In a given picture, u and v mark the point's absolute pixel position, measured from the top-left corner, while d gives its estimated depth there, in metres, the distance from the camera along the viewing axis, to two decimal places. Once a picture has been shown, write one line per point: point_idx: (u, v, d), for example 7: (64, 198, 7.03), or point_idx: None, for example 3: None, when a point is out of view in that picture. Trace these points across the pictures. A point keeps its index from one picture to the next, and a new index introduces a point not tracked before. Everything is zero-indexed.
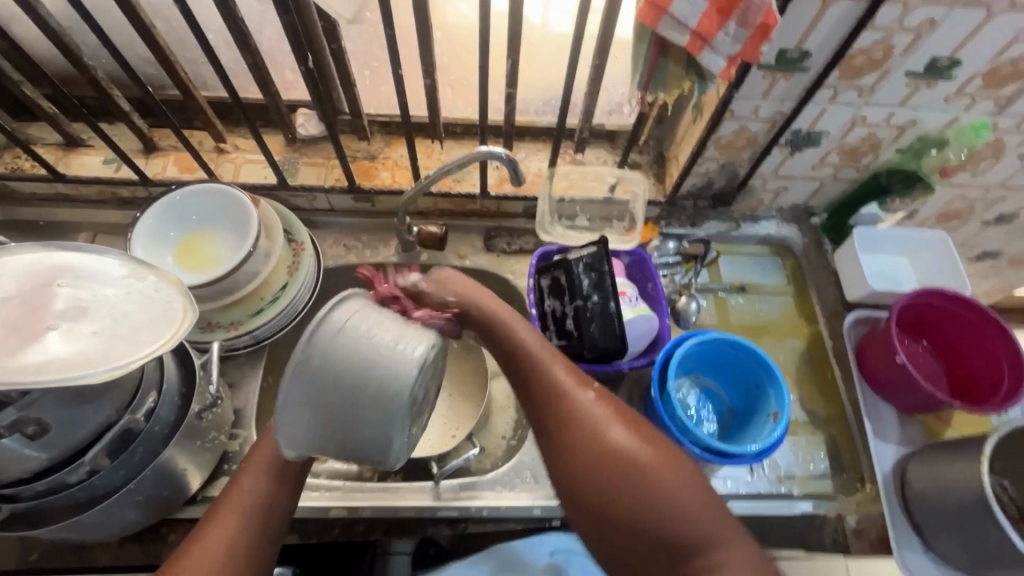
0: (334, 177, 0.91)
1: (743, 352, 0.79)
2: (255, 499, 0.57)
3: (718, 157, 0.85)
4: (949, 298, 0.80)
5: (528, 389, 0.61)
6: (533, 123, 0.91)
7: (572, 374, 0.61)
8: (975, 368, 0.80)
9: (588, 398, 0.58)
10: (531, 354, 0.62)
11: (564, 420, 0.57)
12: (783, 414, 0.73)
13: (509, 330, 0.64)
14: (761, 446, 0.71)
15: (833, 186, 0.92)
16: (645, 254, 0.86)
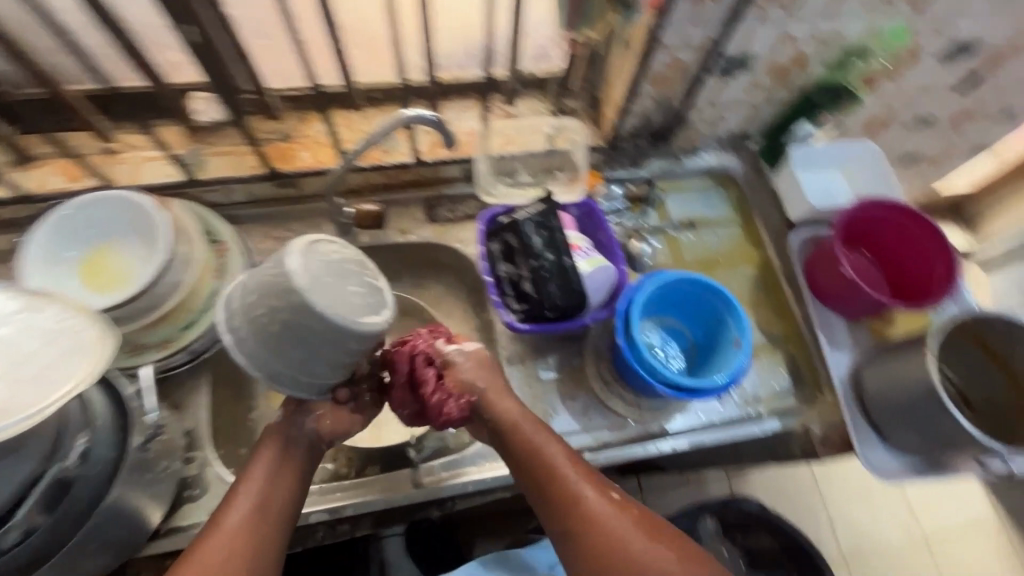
0: (249, 163, 0.83)
1: (700, 289, 0.80)
2: (258, 498, 0.61)
3: (653, 92, 0.83)
4: (886, 207, 0.82)
5: (547, 495, 0.63)
6: (460, 79, 0.85)
7: (591, 483, 0.64)
8: (914, 272, 0.84)
9: (607, 505, 0.62)
10: (548, 461, 0.64)
11: (589, 530, 0.61)
12: (744, 341, 0.75)
13: (526, 443, 0.66)
14: (727, 374, 0.73)
15: (767, 108, 0.91)
16: (594, 204, 0.83)
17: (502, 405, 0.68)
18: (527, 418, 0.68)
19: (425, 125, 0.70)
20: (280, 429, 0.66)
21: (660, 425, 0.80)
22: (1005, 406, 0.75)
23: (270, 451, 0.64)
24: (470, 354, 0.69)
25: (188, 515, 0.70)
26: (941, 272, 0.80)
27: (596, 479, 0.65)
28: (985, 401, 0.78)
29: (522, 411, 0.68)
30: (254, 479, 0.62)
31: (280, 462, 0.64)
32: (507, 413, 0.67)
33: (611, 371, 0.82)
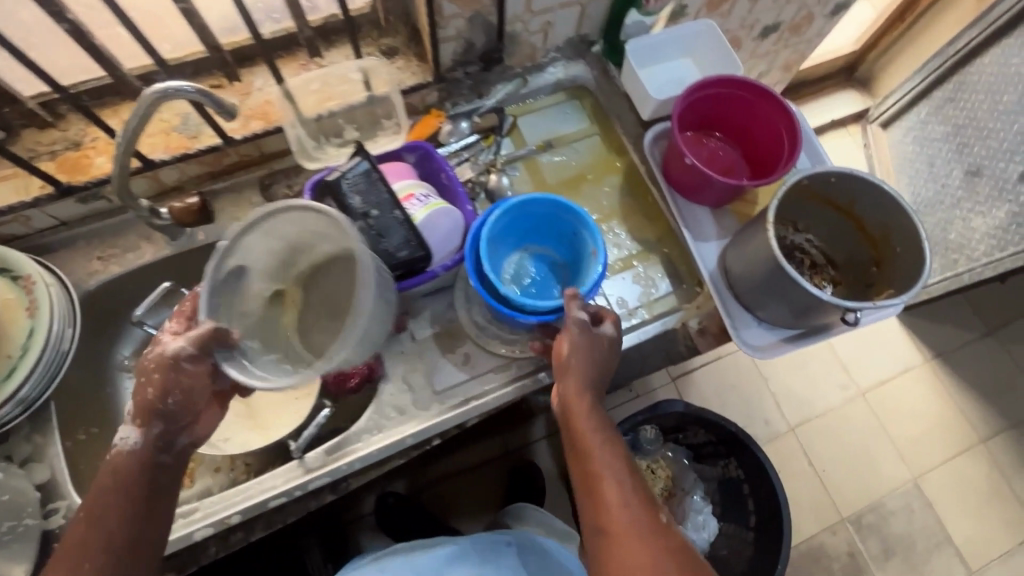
0: (37, 184, 0.74)
1: (549, 205, 0.76)
2: (114, 531, 0.56)
3: (461, 12, 0.76)
4: (723, 83, 0.79)
5: (588, 491, 0.63)
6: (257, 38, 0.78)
7: (634, 493, 0.62)
8: (762, 142, 0.83)
9: (641, 520, 0.60)
10: (600, 459, 0.64)
11: (619, 538, 0.59)
12: (600, 250, 0.73)
13: (584, 434, 0.66)
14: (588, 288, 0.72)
15: (595, 5, 0.86)
16: (428, 145, 0.78)
17: (575, 394, 0.68)
18: (590, 414, 0.67)
19: (191, 98, 0.61)
20: (134, 458, 0.60)
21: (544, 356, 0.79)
22: (863, 258, 0.76)
23: (122, 483, 0.58)
24: (586, 331, 0.69)
25: None
26: (783, 140, 0.79)
27: (642, 492, 0.62)
28: (846, 257, 0.79)
29: (597, 406, 0.68)
30: (106, 514, 0.56)
31: (138, 490, 0.59)
32: (574, 401, 0.67)
33: (484, 315, 0.79)
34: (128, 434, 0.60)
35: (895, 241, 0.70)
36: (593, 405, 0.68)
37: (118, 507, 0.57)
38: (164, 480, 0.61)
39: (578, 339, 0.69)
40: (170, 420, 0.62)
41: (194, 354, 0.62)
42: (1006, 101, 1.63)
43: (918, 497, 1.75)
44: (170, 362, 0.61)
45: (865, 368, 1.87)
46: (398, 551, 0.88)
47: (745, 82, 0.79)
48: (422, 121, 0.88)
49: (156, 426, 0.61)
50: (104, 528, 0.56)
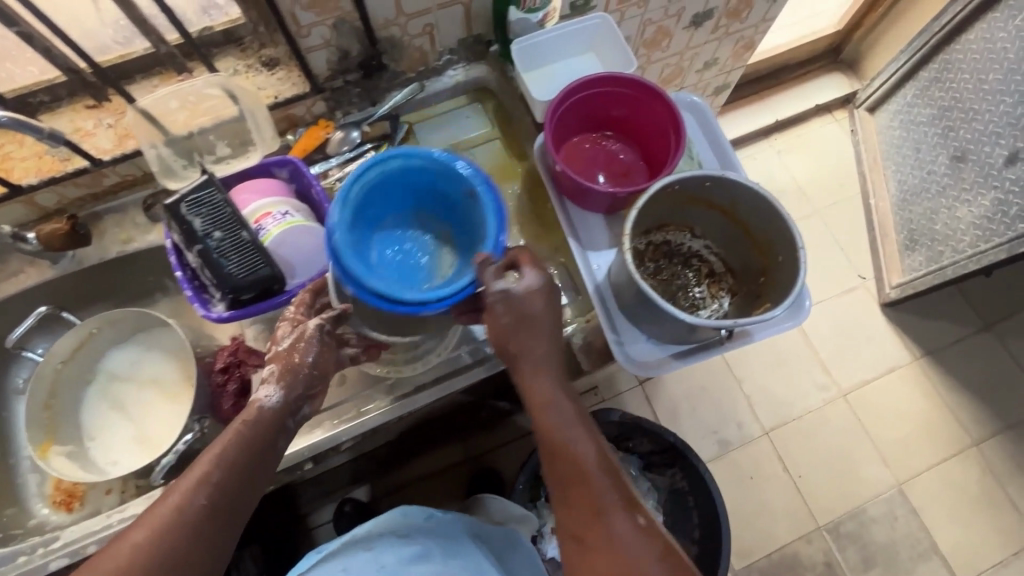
0: None
1: (396, 163, 0.67)
2: (230, 481, 0.58)
3: (321, 19, 0.73)
4: (603, 82, 0.74)
5: (565, 494, 0.60)
6: (124, 57, 0.77)
7: (615, 491, 0.59)
8: (650, 136, 0.79)
9: (625, 526, 0.56)
10: (575, 456, 0.61)
11: (597, 546, 0.56)
12: (480, 184, 0.66)
13: (549, 421, 0.64)
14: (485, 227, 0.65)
15: (478, 3, 0.81)
16: (296, 160, 0.75)
17: (539, 384, 0.65)
18: (551, 402, 0.64)
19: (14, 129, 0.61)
20: (275, 411, 0.63)
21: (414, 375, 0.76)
22: (754, 267, 0.71)
23: (245, 431, 0.61)
24: (510, 303, 0.64)
25: None
26: (666, 130, 0.75)
27: (624, 492, 0.59)
28: (743, 265, 0.74)
29: (561, 393, 0.66)
30: (221, 454, 0.59)
31: (262, 447, 0.61)
32: (541, 394, 0.65)
33: None
34: (274, 393, 0.63)
35: (779, 250, 0.65)
36: (557, 393, 0.65)
37: (242, 453, 0.60)
38: (283, 450, 0.64)
39: (506, 325, 0.65)
40: (308, 385, 0.65)
41: (333, 330, 0.66)
42: (993, 80, 1.52)
43: (903, 503, 1.65)
44: (305, 337, 0.64)
45: (847, 368, 1.77)
46: (356, 545, 0.79)
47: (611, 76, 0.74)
48: (308, 132, 0.86)
49: (297, 390, 0.64)
50: (228, 466, 0.59)
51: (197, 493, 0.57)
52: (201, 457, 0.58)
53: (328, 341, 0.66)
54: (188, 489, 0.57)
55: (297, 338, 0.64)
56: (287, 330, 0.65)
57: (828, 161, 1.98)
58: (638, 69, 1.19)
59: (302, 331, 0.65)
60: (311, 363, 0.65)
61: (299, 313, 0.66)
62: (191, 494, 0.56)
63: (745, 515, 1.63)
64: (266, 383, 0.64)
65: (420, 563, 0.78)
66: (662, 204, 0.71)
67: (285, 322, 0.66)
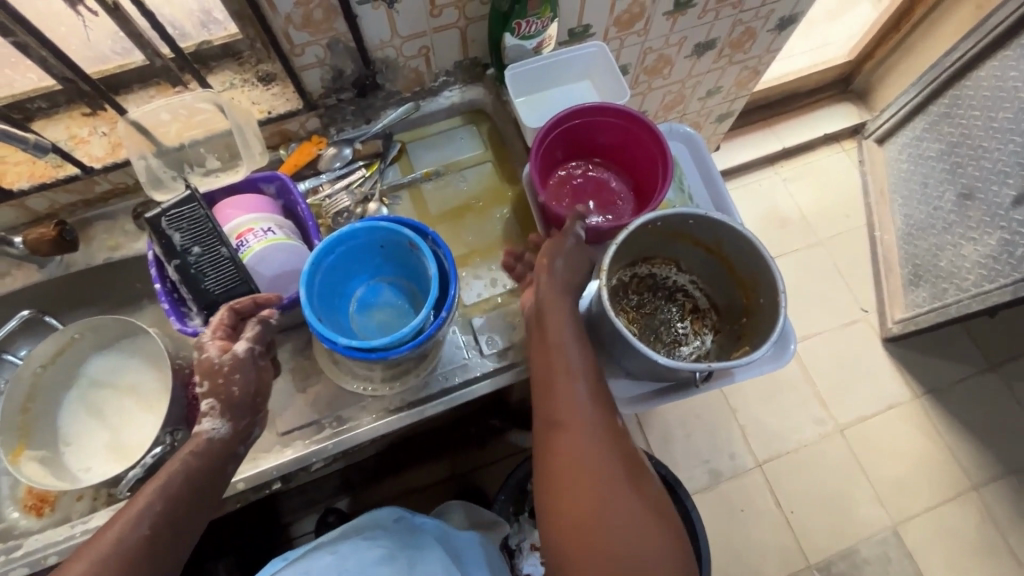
0: None
1: (340, 242, 0.68)
2: (171, 513, 0.58)
3: (315, 39, 0.73)
4: (589, 112, 0.75)
5: (548, 386, 0.62)
6: (123, 67, 0.78)
7: (592, 394, 0.62)
8: (637, 165, 0.79)
9: (597, 422, 0.60)
10: (565, 362, 0.63)
11: (567, 440, 0.59)
12: (414, 236, 0.67)
13: (550, 323, 0.65)
14: (433, 281, 0.67)
15: (475, 27, 0.82)
16: (284, 176, 0.76)
17: (557, 300, 0.66)
18: (561, 309, 0.65)
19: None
20: (225, 442, 0.63)
21: (389, 398, 0.75)
22: (739, 306, 0.70)
23: (193, 457, 0.61)
24: (577, 246, 0.70)
25: None
26: (653, 162, 0.75)
27: (602, 397, 0.62)
28: (727, 301, 0.73)
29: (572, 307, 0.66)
30: (165, 484, 0.58)
31: (211, 473, 0.62)
32: (556, 304, 0.66)
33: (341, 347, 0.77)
34: (219, 424, 0.62)
35: (761, 292, 0.65)
36: (572, 311, 0.66)
37: (189, 480, 0.60)
38: (228, 477, 0.64)
39: (569, 250, 0.69)
40: (254, 412, 0.65)
41: (262, 352, 0.66)
42: (1002, 118, 1.49)
43: (897, 546, 1.61)
44: (243, 363, 0.63)
45: (845, 403, 1.73)
46: (320, 550, 0.79)
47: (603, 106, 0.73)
48: (301, 148, 0.86)
49: (243, 419, 0.64)
50: (173, 496, 0.59)
51: (140, 522, 0.56)
52: (147, 485, 0.59)
53: (261, 364, 0.66)
54: (131, 518, 0.56)
55: (230, 364, 0.63)
56: (216, 359, 0.62)
57: (833, 192, 1.96)
58: (638, 96, 1.19)
59: (236, 359, 0.63)
60: (251, 391, 0.64)
61: (223, 339, 0.64)
62: (133, 524, 0.56)
63: (733, 549, 1.59)
64: (206, 415, 0.62)
65: (384, 566, 0.78)
66: (646, 239, 0.70)
67: (209, 353, 0.63)
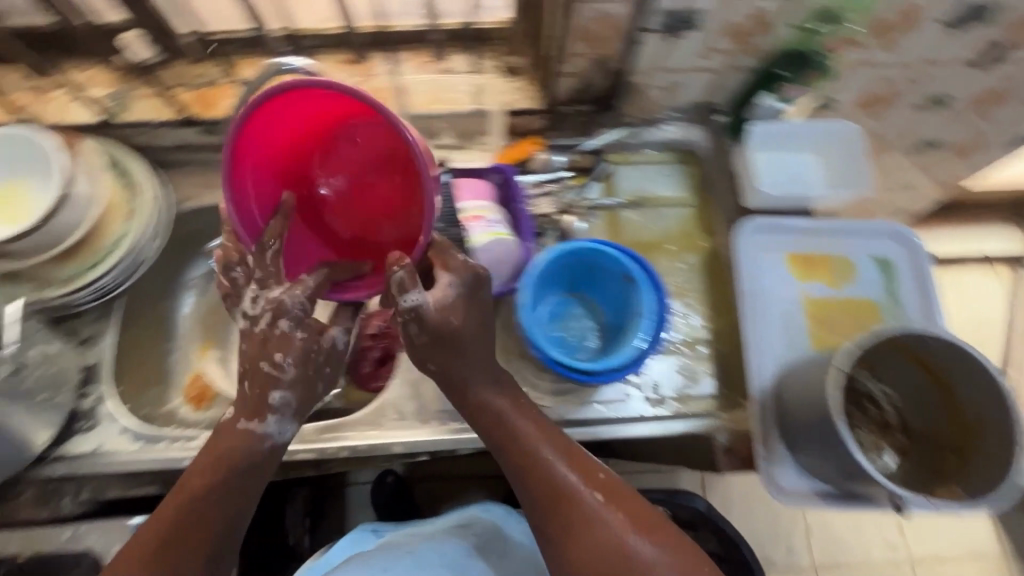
0: (173, 108, 0.83)
1: (567, 259, 0.70)
2: (207, 510, 0.56)
3: (588, 52, 0.74)
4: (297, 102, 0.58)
5: (526, 474, 0.60)
6: (393, 28, 0.83)
7: (570, 462, 0.60)
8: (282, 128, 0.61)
9: (588, 495, 0.58)
10: (520, 443, 0.61)
11: (577, 527, 0.57)
12: (636, 270, 0.68)
13: (487, 402, 0.62)
14: (643, 321, 0.67)
15: (731, 76, 0.80)
16: (510, 169, 0.78)
17: (475, 372, 0.62)
18: (487, 382, 0.63)
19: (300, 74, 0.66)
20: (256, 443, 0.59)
21: (556, 412, 0.76)
22: (940, 438, 0.67)
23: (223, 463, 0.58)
24: (425, 324, 0.59)
25: (79, 444, 0.72)
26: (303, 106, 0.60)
27: (577, 460, 0.60)
28: (924, 428, 0.69)
29: (490, 365, 0.63)
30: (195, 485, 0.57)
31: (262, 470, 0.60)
32: (481, 392, 0.63)
33: (517, 347, 0.79)
34: (286, 428, 0.61)
35: (987, 439, 0.61)
36: (493, 373, 0.64)
37: (244, 479, 0.58)
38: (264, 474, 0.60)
39: (426, 330, 0.60)
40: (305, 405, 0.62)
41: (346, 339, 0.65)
42: None
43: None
44: (333, 355, 0.63)
45: None
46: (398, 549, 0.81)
47: (253, 105, 0.55)
48: (519, 143, 0.86)
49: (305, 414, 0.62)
50: (213, 493, 0.57)
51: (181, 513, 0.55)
52: (193, 475, 0.57)
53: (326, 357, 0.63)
54: (179, 504, 0.56)
55: (326, 353, 0.62)
56: (314, 343, 0.61)
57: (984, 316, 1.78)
58: None
59: (331, 348, 0.63)
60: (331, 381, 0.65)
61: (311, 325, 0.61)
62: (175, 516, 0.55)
63: None
64: (277, 417, 0.60)
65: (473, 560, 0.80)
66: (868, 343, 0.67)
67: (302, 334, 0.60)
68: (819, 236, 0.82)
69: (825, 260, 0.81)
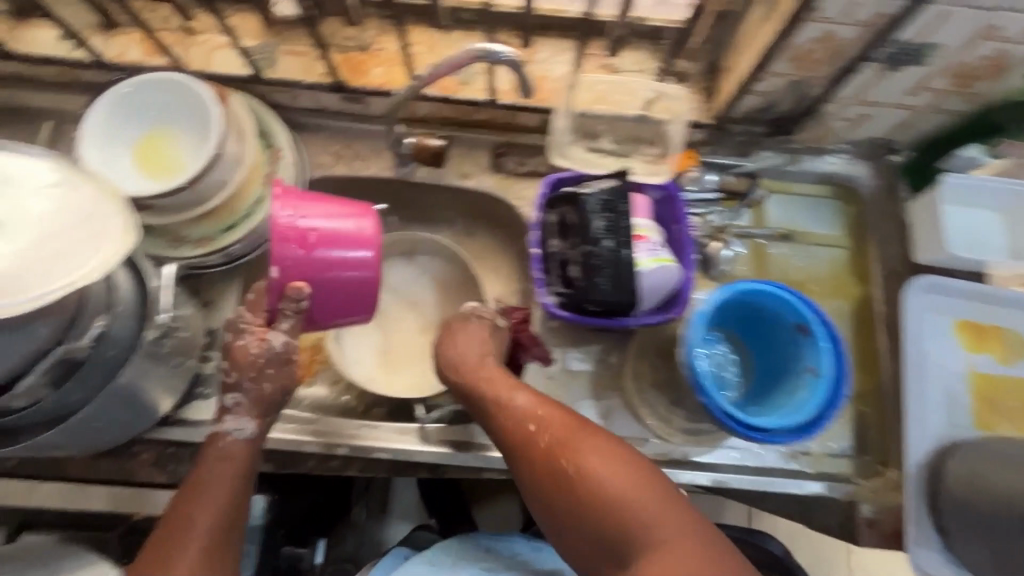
0: (319, 70, 0.78)
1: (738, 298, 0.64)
2: (206, 506, 0.58)
3: (789, 73, 0.68)
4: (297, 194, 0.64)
5: (496, 418, 0.62)
6: (560, 13, 0.78)
7: (532, 401, 0.62)
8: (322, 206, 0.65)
9: (550, 430, 0.59)
10: (487, 387, 0.64)
11: (540, 464, 0.57)
12: (814, 324, 0.62)
13: (464, 365, 0.66)
14: (820, 383, 0.61)
15: (929, 117, 0.73)
16: (676, 188, 0.71)
17: (461, 349, 0.68)
18: (465, 346, 0.68)
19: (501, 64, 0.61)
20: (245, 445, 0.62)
21: (688, 453, 0.72)
22: None
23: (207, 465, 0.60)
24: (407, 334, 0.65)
25: (197, 411, 0.70)
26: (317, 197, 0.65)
27: (547, 403, 0.61)
28: None
29: (476, 337, 0.69)
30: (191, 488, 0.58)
31: (247, 475, 0.61)
32: (462, 357, 0.67)
33: (653, 377, 0.74)
34: (244, 425, 0.62)
35: None
36: (477, 344, 0.69)
37: (229, 478, 0.60)
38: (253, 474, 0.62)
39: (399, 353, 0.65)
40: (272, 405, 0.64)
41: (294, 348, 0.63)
42: None
43: None
44: (274, 359, 0.62)
45: None
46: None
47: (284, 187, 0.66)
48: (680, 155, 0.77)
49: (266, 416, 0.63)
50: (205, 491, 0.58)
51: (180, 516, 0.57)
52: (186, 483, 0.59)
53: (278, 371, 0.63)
54: (174, 512, 0.57)
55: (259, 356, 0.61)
56: (251, 351, 0.62)
57: None
58: None
59: (271, 353, 0.62)
60: (279, 389, 0.63)
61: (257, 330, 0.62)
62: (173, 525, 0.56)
63: None
64: (233, 415, 0.62)
65: None
66: None
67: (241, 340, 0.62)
68: (996, 305, 0.75)
69: (997, 332, 0.75)
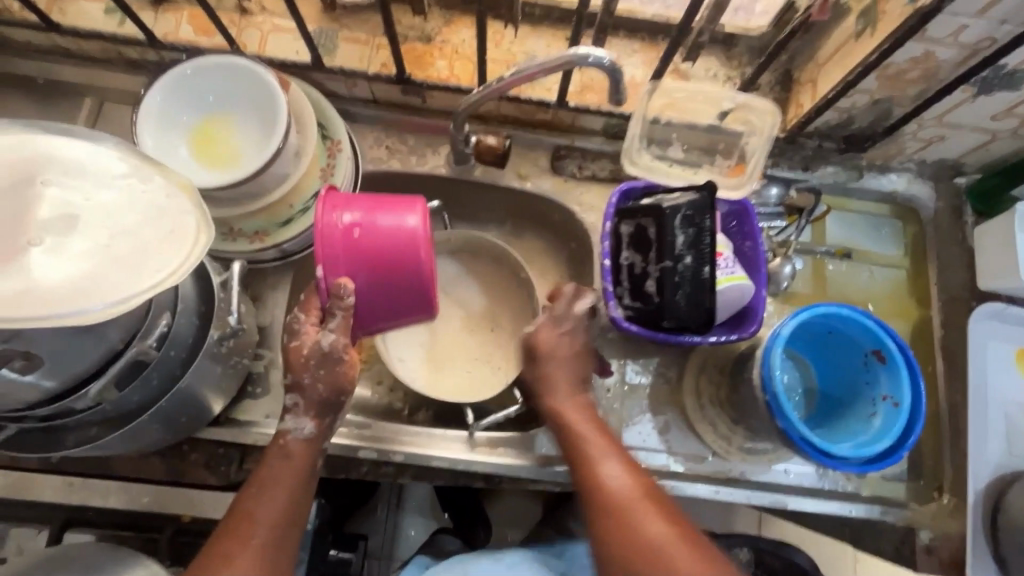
0: (380, 60, 0.75)
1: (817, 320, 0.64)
2: (276, 502, 0.55)
3: (875, 90, 0.66)
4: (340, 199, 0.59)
5: (579, 467, 0.57)
6: (634, 14, 0.76)
7: (623, 465, 0.56)
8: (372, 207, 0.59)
9: (636, 499, 0.53)
10: (573, 431, 0.59)
11: (614, 529, 0.52)
12: (895, 352, 0.61)
13: (555, 403, 0.61)
14: (897, 412, 0.60)
15: (1005, 142, 0.72)
16: (749, 203, 0.70)
17: (549, 371, 0.63)
18: (557, 380, 0.63)
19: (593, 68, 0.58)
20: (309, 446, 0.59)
21: (746, 473, 0.71)
22: None
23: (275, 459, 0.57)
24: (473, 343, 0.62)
25: (246, 411, 0.68)
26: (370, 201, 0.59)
27: (638, 474, 0.56)
28: None
29: (568, 361, 0.64)
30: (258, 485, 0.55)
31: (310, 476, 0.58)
32: (545, 377, 0.63)
33: (712, 393, 0.73)
34: (303, 424, 0.58)
35: None
36: (570, 371, 0.64)
37: (295, 477, 0.57)
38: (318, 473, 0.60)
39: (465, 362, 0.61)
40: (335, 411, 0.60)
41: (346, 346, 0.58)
42: None
43: None
44: (327, 360, 0.58)
45: None
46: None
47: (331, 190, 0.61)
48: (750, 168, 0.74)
49: (327, 418, 0.60)
50: (274, 486, 0.55)
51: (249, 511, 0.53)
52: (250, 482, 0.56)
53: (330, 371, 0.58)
54: (239, 510, 0.54)
55: (312, 355, 0.57)
56: (303, 352, 0.58)
57: None
58: None
59: (321, 352, 0.57)
60: (334, 391, 0.59)
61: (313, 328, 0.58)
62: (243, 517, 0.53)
63: None
64: (292, 414, 0.59)
65: None
66: None
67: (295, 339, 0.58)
68: None
69: None
